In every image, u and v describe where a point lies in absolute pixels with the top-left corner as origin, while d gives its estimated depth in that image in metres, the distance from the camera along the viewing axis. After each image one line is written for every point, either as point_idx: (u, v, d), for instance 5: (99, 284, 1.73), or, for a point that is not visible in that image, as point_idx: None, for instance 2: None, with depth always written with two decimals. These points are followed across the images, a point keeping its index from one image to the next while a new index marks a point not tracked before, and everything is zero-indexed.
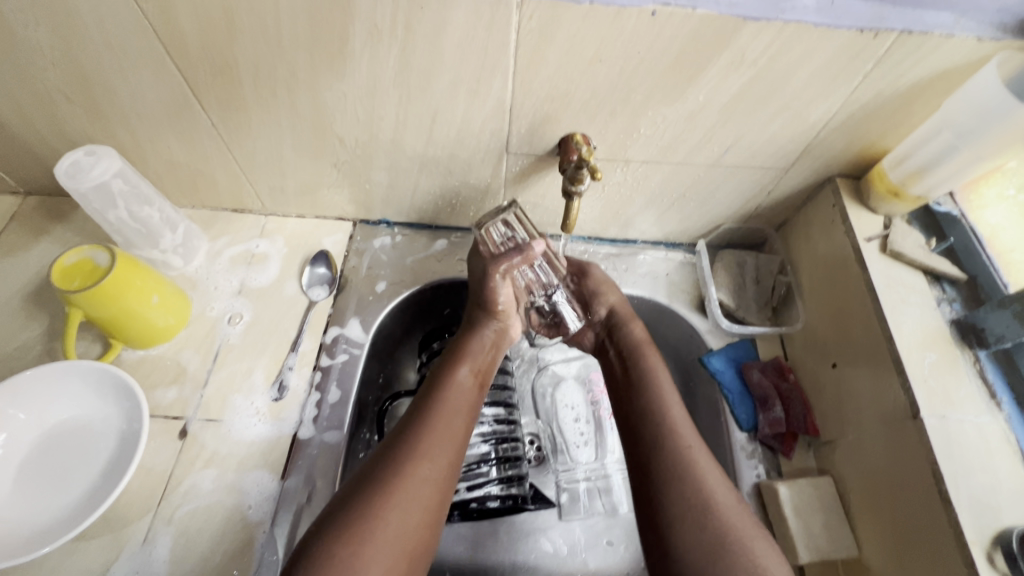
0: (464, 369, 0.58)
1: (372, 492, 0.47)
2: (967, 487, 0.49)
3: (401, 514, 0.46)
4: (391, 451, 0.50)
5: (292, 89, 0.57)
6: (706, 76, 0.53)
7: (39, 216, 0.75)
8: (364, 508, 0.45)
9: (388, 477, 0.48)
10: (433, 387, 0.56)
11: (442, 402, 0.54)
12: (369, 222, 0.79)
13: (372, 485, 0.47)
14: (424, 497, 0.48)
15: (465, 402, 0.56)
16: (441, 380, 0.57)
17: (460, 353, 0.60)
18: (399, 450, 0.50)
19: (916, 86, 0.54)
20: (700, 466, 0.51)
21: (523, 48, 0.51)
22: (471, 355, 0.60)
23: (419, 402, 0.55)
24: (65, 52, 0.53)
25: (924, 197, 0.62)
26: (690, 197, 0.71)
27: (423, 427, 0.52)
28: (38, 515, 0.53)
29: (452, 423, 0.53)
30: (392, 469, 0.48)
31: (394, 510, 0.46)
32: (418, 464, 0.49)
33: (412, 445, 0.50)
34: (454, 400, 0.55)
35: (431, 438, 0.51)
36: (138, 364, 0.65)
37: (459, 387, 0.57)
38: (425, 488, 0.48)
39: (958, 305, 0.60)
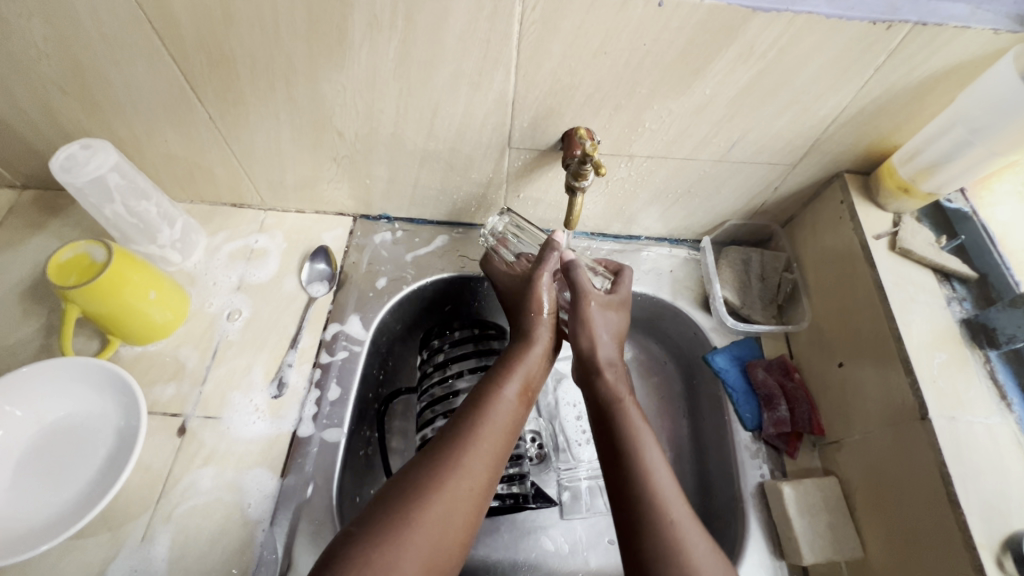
0: (511, 385, 0.55)
1: (409, 506, 0.45)
2: (975, 489, 0.48)
3: (437, 530, 0.45)
4: (432, 465, 0.48)
5: (290, 81, 0.56)
6: (713, 69, 0.52)
7: (36, 210, 0.74)
8: (397, 521, 0.44)
9: (427, 491, 0.46)
10: (479, 400, 0.54)
11: (489, 417, 0.52)
12: (369, 217, 0.78)
13: (410, 497, 0.46)
14: (460, 514, 0.46)
15: (509, 420, 0.54)
16: (487, 393, 0.54)
17: (509, 365, 0.57)
18: (440, 465, 0.48)
19: (929, 79, 0.52)
20: (689, 552, 0.46)
21: (526, 40, 0.50)
22: (521, 369, 0.57)
23: (463, 414, 0.53)
24: (59, 43, 0.52)
25: (935, 193, 0.61)
26: (695, 193, 0.70)
27: (468, 443, 0.50)
28: (36, 512, 0.53)
29: (492, 441, 0.51)
30: (431, 482, 0.47)
31: (428, 526, 0.44)
32: (457, 480, 0.47)
33: (449, 463, 0.48)
34: (501, 417, 0.53)
35: (473, 454, 0.49)
36: (137, 360, 0.65)
37: (506, 404, 0.54)
38: (460, 505, 0.47)
39: (969, 304, 0.59)
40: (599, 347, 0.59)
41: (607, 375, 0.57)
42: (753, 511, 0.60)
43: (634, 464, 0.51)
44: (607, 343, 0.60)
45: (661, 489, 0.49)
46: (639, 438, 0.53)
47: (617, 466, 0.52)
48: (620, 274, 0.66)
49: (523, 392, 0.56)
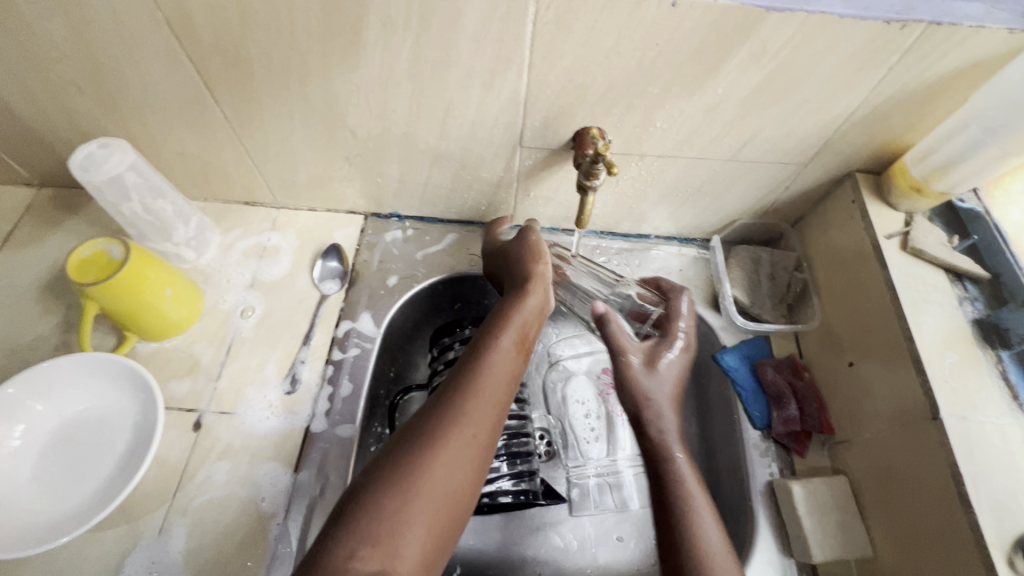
0: (506, 335, 0.56)
1: (416, 451, 0.45)
2: (986, 489, 0.48)
3: (443, 472, 0.45)
4: (434, 413, 0.48)
5: (305, 81, 0.57)
6: (726, 69, 0.52)
7: (53, 208, 0.75)
8: (402, 468, 0.44)
9: (429, 437, 0.46)
10: (477, 351, 0.54)
11: (488, 363, 0.52)
12: (380, 216, 0.79)
13: (413, 445, 0.46)
14: (465, 456, 0.46)
15: (508, 367, 0.54)
16: (484, 343, 0.55)
17: (506, 317, 0.58)
18: (441, 412, 0.48)
19: (942, 79, 0.52)
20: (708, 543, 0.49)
21: (540, 40, 0.50)
22: (517, 320, 0.58)
23: (462, 365, 0.53)
24: (79, 44, 0.53)
25: (947, 192, 0.61)
26: (706, 192, 0.70)
27: (466, 390, 0.50)
28: (57, 504, 0.54)
29: (495, 385, 0.51)
30: (434, 429, 0.47)
31: (433, 470, 0.44)
32: (460, 425, 0.47)
33: (453, 410, 0.48)
34: (500, 364, 0.53)
35: (473, 399, 0.49)
36: (153, 356, 0.66)
37: (504, 352, 0.54)
38: (464, 448, 0.47)
39: (981, 304, 0.59)
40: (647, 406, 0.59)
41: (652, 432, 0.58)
42: (762, 510, 0.61)
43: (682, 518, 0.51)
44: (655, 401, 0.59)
45: (709, 548, 0.49)
46: (691, 491, 0.53)
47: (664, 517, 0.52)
48: (672, 309, 0.64)
49: (521, 340, 0.56)
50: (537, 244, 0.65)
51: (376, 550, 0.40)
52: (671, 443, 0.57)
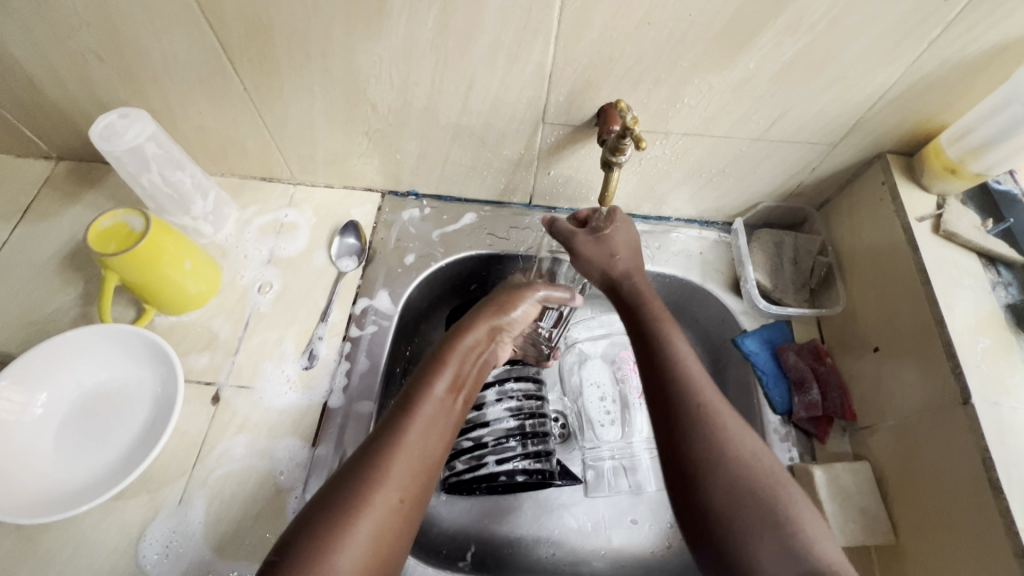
0: (442, 379, 0.54)
1: (331, 524, 0.42)
2: (1018, 476, 0.47)
3: (364, 545, 0.42)
4: (355, 477, 0.45)
5: (327, 52, 0.56)
6: (760, 42, 0.50)
7: (71, 181, 0.75)
8: (321, 547, 0.41)
9: (348, 507, 0.43)
10: (402, 406, 0.51)
11: (409, 422, 0.49)
12: (397, 194, 0.78)
13: (333, 516, 0.43)
14: (388, 522, 0.44)
15: (432, 421, 0.51)
16: (414, 392, 0.52)
17: (436, 363, 0.55)
18: (362, 477, 0.45)
19: (985, 55, 0.51)
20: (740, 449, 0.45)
21: (569, 8, 0.49)
22: (451, 364, 0.55)
23: (384, 424, 0.50)
24: (100, 10, 0.52)
25: (983, 175, 0.59)
26: (730, 173, 0.68)
27: (385, 450, 0.47)
28: (79, 473, 0.55)
29: (426, 443, 0.49)
30: (355, 495, 0.44)
31: (352, 543, 0.42)
32: (381, 491, 0.45)
33: (374, 470, 0.46)
34: (425, 417, 0.50)
35: (394, 458, 0.47)
36: (172, 329, 0.66)
37: (436, 402, 0.52)
38: (386, 516, 0.44)
39: (1014, 290, 0.58)
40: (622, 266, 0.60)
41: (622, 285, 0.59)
42: None
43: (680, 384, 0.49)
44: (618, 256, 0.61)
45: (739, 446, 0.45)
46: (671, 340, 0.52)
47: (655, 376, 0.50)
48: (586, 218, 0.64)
49: (453, 387, 0.54)
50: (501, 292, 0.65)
51: None
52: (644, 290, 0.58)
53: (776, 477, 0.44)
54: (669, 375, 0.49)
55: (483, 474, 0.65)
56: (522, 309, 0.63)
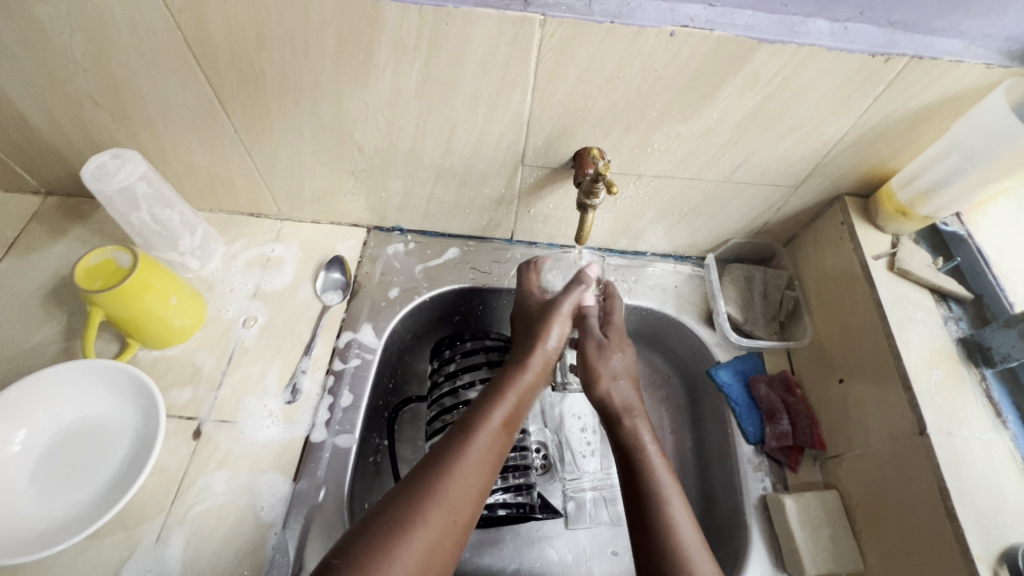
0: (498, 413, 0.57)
1: (398, 525, 0.46)
2: (973, 503, 0.50)
3: (419, 557, 0.45)
4: (413, 492, 0.49)
5: (315, 99, 0.59)
6: (721, 96, 0.54)
7: (59, 216, 0.76)
8: (380, 552, 0.44)
9: (410, 514, 0.47)
10: (464, 427, 0.55)
11: (472, 440, 0.54)
12: (383, 229, 0.81)
13: (390, 531, 0.45)
14: (439, 540, 0.47)
15: (489, 449, 0.54)
16: (473, 423, 0.55)
17: (493, 396, 0.59)
18: (426, 483, 0.49)
19: (926, 108, 0.55)
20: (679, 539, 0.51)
21: (544, 64, 0.52)
22: (508, 398, 0.59)
23: (447, 442, 0.54)
24: (97, 59, 0.55)
25: (932, 217, 0.63)
26: (700, 213, 0.72)
27: (444, 476, 0.50)
28: (56, 510, 0.54)
29: (480, 473, 0.52)
30: (418, 504, 0.48)
31: (407, 553, 0.45)
32: (440, 509, 0.48)
33: (440, 480, 0.50)
34: (484, 446, 0.54)
35: (455, 480, 0.50)
36: (154, 363, 0.66)
37: (491, 433, 0.55)
38: (441, 530, 0.47)
39: (965, 324, 0.62)
40: (620, 399, 0.65)
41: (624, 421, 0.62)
42: (755, 524, 0.62)
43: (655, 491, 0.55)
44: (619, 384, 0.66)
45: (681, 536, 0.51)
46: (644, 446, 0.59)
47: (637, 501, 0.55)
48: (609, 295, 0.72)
49: (508, 420, 0.57)
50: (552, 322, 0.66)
51: None
52: (642, 434, 0.61)
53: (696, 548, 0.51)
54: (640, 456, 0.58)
55: None
56: (556, 336, 0.66)
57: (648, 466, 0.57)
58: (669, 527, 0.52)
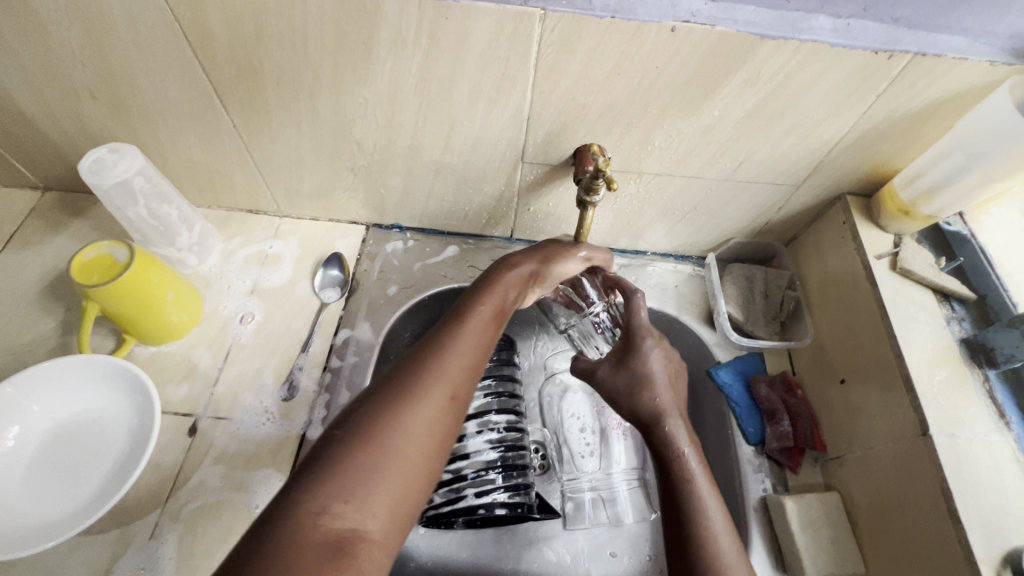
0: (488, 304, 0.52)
1: (397, 396, 0.42)
2: (976, 505, 0.49)
3: (424, 426, 0.42)
4: (410, 367, 0.45)
5: (314, 94, 0.58)
6: (722, 93, 0.54)
7: (57, 211, 0.76)
8: (378, 422, 0.41)
9: (409, 387, 0.43)
10: (458, 314, 0.51)
11: (467, 324, 0.50)
12: (382, 226, 0.80)
13: (387, 404, 0.42)
14: (443, 413, 0.43)
15: (486, 332, 0.51)
16: (462, 312, 0.51)
17: (487, 286, 0.55)
18: (424, 361, 0.46)
19: (929, 107, 0.55)
20: (706, 524, 0.48)
21: (544, 60, 0.52)
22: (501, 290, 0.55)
23: (441, 326, 0.50)
24: (95, 51, 0.55)
25: (935, 216, 0.63)
26: (701, 211, 0.72)
27: (441, 352, 0.47)
28: (48, 506, 0.54)
29: (479, 349, 0.49)
30: (417, 378, 0.44)
31: (410, 422, 0.41)
32: (440, 382, 0.45)
33: (438, 356, 0.46)
34: (475, 329, 0.50)
35: (449, 359, 0.46)
36: (151, 359, 0.66)
37: (486, 318, 0.52)
38: (444, 402, 0.44)
39: (967, 324, 0.61)
40: (648, 404, 0.57)
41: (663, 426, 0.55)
42: (755, 525, 0.61)
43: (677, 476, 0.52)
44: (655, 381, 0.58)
45: (709, 525, 0.48)
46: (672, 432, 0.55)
47: (674, 508, 0.50)
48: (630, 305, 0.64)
49: (504, 309, 0.54)
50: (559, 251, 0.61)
51: (347, 503, 0.37)
52: (677, 439, 0.54)
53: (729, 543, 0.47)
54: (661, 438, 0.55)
55: (462, 508, 0.64)
56: (565, 263, 0.61)
57: (687, 478, 0.52)
58: (695, 509, 0.49)
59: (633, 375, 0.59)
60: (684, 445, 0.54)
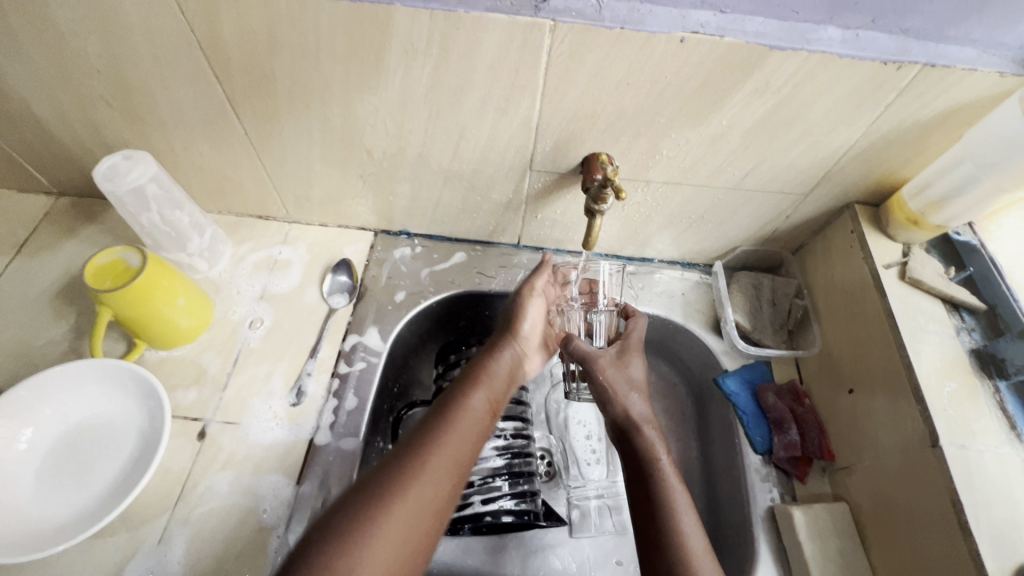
0: (477, 395, 0.56)
1: (376, 501, 0.44)
2: (987, 518, 0.49)
3: (401, 532, 0.44)
4: (393, 469, 0.47)
5: (325, 102, 0.59)
6: (731, 102, 0.54)
7: (70, 216, 0.77)
8: (355, 528, 0.43)
9: (390, 491, 0.45)
10: (442, 409, 0.54)
11: (454, 421, 0.53)
12: (390, 233, 0.81)
13: (367, 507, 0.44)
14: (421, 516, 0.45)
15: (471, 429, 0.53)
16: (451, 405, 0.54)
17: (473, 379, 0.58)
18: (406, 460, 0.48)
19: (938, 117, 0.55)
20: (681, 528, 0.51)
21: (554, 70, 0.52)
22: (485, 382, 0.58)
23: (425, 422, 0.53)
24: (111, 61, 0.56)
25: (943, 226, 0.63)
26: (709, 219, 0.72)
27: (423, 452, 0.49)
28: (58, 510, 0.54)
29: (463, 445, 0.51)
30: (398, 479, 0.46)
31: (387, 530, 0.43)
32: (422, 485, 0.47)
33: (420, 455, 0.48)
34: (459, 428, 0.52)
35: (433, 458, 0.49)
36: (161, 363, 0.67)
37: (472, 413, 0.54)
38: (422, 506, 0.46)
39: (978, 335, 0.61)
40: (630, 411, 0.61)
41: (643, 432, 0.59)
42: (763, 535, 0.61)
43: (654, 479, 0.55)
44: (633, 395, 0.62)
45: (682, 526, 0.51)
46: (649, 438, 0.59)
47: (651, 517, 0.53)
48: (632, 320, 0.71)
49: (489, 403, 0.57)
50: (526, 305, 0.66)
51: None
52: (656, 448, 0.58)
53: (700, 546, 0.50)
54: (639, 445, 0.58)
55: (468, 514, 0.65)
56: (530, 321, 0.66)
57: (662, 482, 0.55)
58: (670, 512, 0.52)
59: (627, 379, 0.64)
60: (662, 453, 0.57)
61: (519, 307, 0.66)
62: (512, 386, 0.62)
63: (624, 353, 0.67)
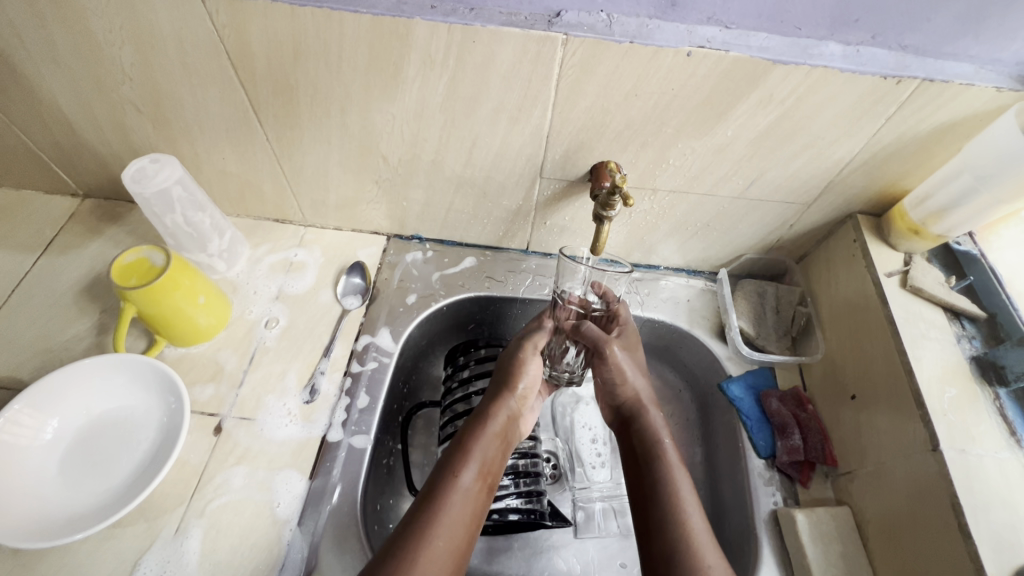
0: (467, 472, 0.57)
1: None
2: (987, 520, 0.49)
3: None
4: (389, 562, 0.48)
5: (345, 109, 0.61)
6: (736, 113, 0.56)
7: (95, 217, 0.80)
8: None
9: None
10: (434, 490, 0.55)
11: (447, 503, 0.54)
12: (403, 237, 0.83)
13: None
14: None
15: (464, 511, 0.54)
16: (442, 486, 0.55)
17: (463, 451, 0.59)
18: (401, 551, 0.49)
19: (937, 130, 0.56)
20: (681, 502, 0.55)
21: (565, 81, 0.55)
22: (475, 455, 0.59)
23: (418, 509, 0.53)
24: (144, 68, 0.58)
25: (944, 236, 0.64)
26: (713, 228, 0.74)
27: (418, 542, 0.50)
28: (80, 499, 0.56)
29: (457, 529, 0.53)
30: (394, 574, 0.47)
31: None
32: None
33: (413, 547, 0.49)
34: (452, 512, 0.53)
35: (429, 548, 0.50)
36: (180, 360, 0.69)
37: (463, 493, 0.55)
38: None
39: (978, 342, 0.62)
40: (638, 393, 0.65)
41: (648, 413, 0.63)
42: (766, 537, 0.61)
43: (657, 458, 0.59)
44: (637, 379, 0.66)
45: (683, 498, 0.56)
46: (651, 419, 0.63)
47: (653, 495, 0.56)
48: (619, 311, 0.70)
49: (480, 477, 0.58)
50: (524, 363, 0.68)
51: None
52: (659, 429, 0.62)
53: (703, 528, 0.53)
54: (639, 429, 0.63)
55: None
56: (526, 379, 0.68)
57: (663, 459, 0.59)
58: (671, 488, 0.56)
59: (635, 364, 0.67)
60: (665, 436, 0.61)
61: (515, 365, 0.68)
62: (504, 453, 0.63)
63: (628, 342, 0.69)
